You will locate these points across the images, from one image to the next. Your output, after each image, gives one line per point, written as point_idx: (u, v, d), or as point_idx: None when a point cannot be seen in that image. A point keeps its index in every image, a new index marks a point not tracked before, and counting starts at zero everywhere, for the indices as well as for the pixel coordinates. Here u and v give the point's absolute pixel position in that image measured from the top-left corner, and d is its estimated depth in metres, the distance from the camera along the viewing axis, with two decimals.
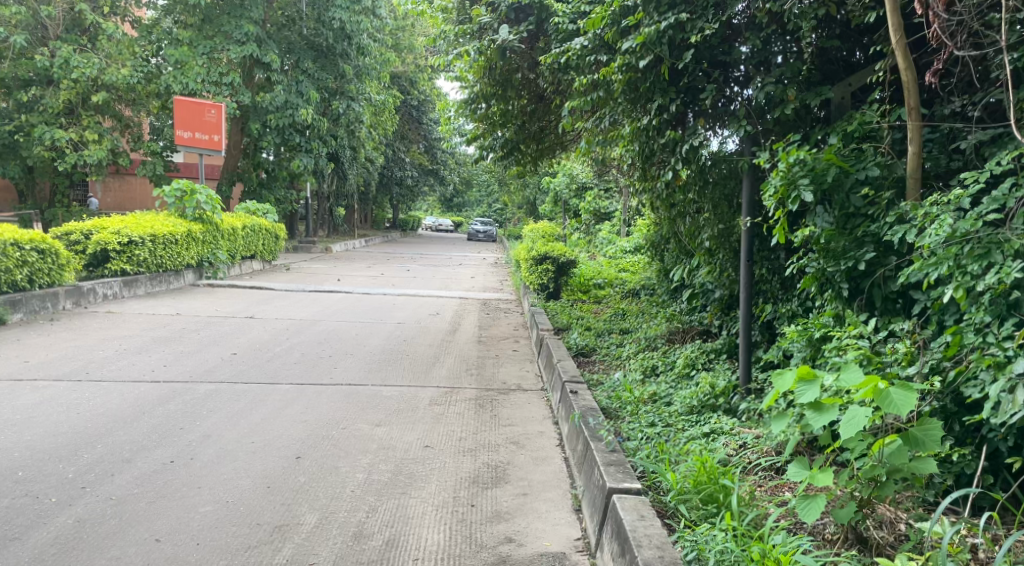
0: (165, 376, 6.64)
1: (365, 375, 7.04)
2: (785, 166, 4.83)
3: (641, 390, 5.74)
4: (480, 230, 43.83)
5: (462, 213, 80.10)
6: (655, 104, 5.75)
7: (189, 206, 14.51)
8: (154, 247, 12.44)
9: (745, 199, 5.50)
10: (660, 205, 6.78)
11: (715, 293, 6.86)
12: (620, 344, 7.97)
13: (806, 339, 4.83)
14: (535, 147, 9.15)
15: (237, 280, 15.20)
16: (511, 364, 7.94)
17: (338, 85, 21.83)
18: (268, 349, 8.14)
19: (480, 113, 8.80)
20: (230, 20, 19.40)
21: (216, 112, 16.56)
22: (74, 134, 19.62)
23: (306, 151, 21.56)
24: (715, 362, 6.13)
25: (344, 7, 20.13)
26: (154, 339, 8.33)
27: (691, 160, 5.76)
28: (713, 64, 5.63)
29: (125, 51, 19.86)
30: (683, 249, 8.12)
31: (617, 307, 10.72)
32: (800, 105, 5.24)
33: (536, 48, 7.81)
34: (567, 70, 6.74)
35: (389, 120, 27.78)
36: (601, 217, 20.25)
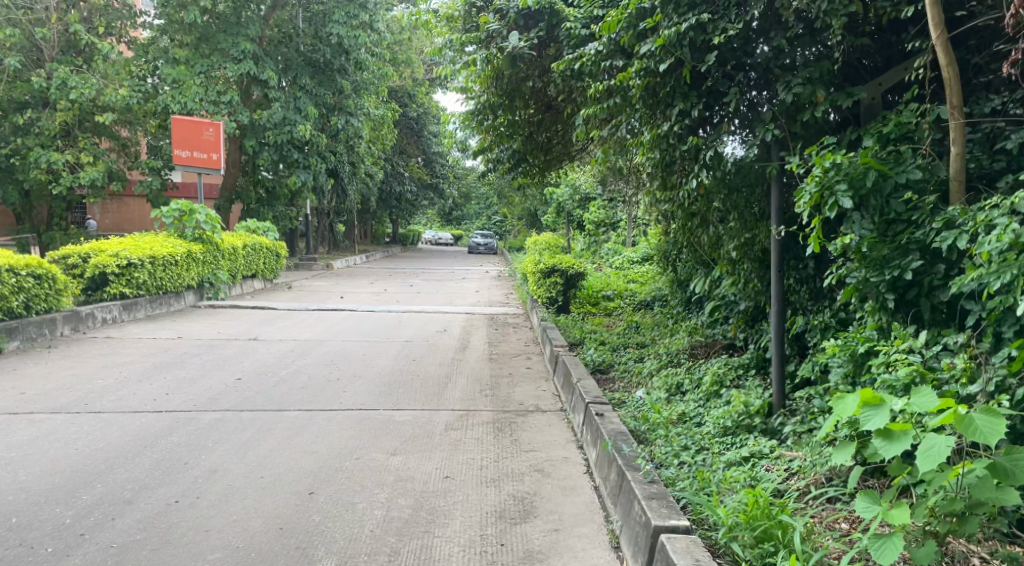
0: (167, 405, 6.35)
1: (377, 398, 6.74)
2: (821, 171, 4.55)
3: (668, 410, 5.46)
4: (480, 243, 43.60)
5: (461, 226, 79.85)
6: (675, 110, 5.49)
7: (188, 226, 14.24)
8: (153, 269, 12.16)
9: (774, 207, 5.24)
10: (679, 214, 6.51)
11: (739, 305, 6.59)
12: (638, 360, 7.67)
13: (848, 354, 4.56)
14: (543, 157, 8.89)
15: (239, 299, 14.92)
16: (526, 383, 7.65)
17: (337, 101, 21.67)
18: (273, 372, 7.85)
19: (486, 124, 8.53)
20: (227, 38, 19.23)
21: (214, 130, 16.34)
22: (70, 156, 19.39)
23: (304, 167, 21.26)
24: (745, 379, 5.85)
25: (342, 22, 19.94)
26: (155, 366, 8.04)
27: (716, 166, 5.48)
28: (737, 65, 5.38)
29: (122, 71, 19.67)
30: (702, 260, 7.84)
31: (629, 320, 10.43)
32: (830, 106, 4.99)
33: (546, 55, 7.58)
34: (581, 77, 6.49)
35: (389, 135, 27.60)
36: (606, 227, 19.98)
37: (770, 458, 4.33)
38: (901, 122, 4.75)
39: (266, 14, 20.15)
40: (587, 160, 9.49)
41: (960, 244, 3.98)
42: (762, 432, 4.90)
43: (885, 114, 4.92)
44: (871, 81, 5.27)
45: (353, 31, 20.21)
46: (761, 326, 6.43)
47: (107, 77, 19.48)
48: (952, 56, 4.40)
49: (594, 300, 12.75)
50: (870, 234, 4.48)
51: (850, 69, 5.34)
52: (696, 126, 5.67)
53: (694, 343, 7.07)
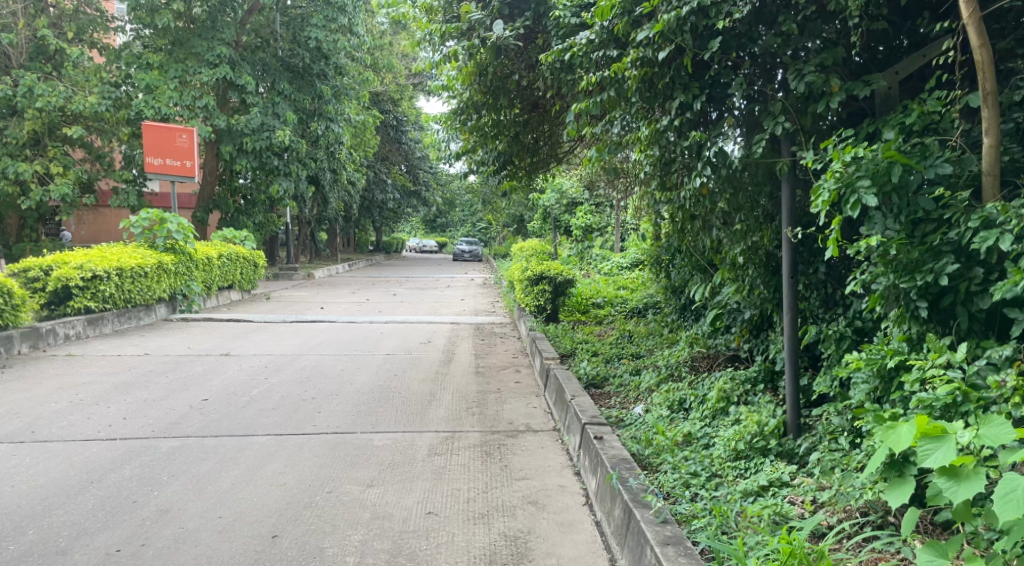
0: (123, 431, 5.81)
1: (354, 420, 6.21)
2: (840, 166, 4.09)
3: (673, 431, 4.99)
4: (464, 250, 43.06)
5: (446, 233, 79.42)
6: (676, 102, 5.03)
7: (159, 236, 13.62)
8: (120, 281, 11.60)
9: (784, 207, 4.78)
10: (678, 217, 6.05)
11: (743, 314, 6.15)
12: (635, 372, 7.22)
13: (874, 369, 4.10)
14: (530, 159, 8.41)
15: (214, 312, 14.35)
16: (515, 398, 7.17)
17: (316, 106, 21.12)
18: (243, 392, 7.30)
19: (470, 125, 8.02)
20: (202, 42, 18.71)
21: (187, 136, 15.73)
22: (38, 167, 18.72)
23: (285, 175, 20.64)
24: (753, 394, 5.39)
25: (320, 25, 19.38)
26: (116, 387, 7.47)
27: (720, 164, 4.99)
28: (742, 53, 4.94)
29: (92, 77, 18.99)
30: (703, 265, 7.34)
31: (622, 329, 9.99)
32: (846, 96, 4.54)
33: (533, 46, 7.11)
34: (571, 68, 6.03)
35: (371, 141, 27.05)
36: (592, 233, 19.57)
37: (792, 487, 3.88)
38: (924, 112, 4.30)
39: (242, 18, 19.64)
40: (576, 161, 9.03)
41: (1004, 245, 3.54)
42: (778, 456, 4.45)
43: (907, 104, 4.47)
44: (887, 69, 4.84)
45: (332, 35, 19.66)
46: (768, 335, 5.99)
47: (78, 84, 18.82)
48: (984, 38, 3.94)
49: (584, 308, 12.23)
50: (898, 236, 4.03)
51: (864, 57, 4.91)
52: (697, 120, 5.21)
53: (693, 356, 6.61)
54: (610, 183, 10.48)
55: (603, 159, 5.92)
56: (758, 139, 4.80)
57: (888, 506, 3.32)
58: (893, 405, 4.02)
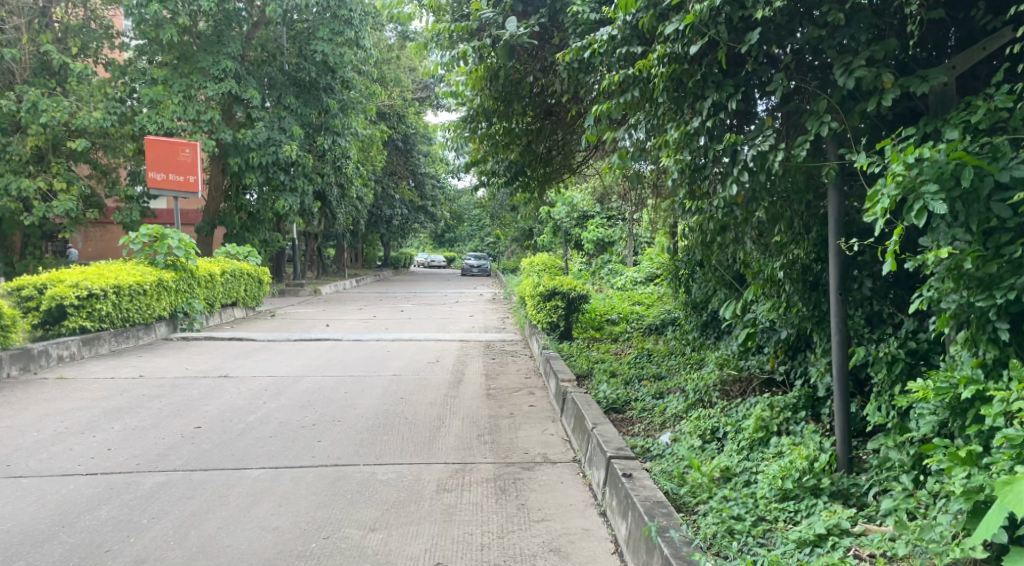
0: (105, 464, 5.35)
1: (356, 451, 5.73)
2: (902, 169, 3.60)
3: (709, 465, 4.49)
4: (473, 265, 42.78)
5: (453, 248, 79.21)
6: (707, 102, 4.57)
7: (160, 253, 13.18)
8: (117, 299, 11.19)
9: (833, 216, 4.30)
10: (706, 229, 5.57)
11: (779, 333, 5.66)
12: (658, 396, 6.72)
13: (944, 400, 3.62)
14: (542, 170, 7.96)
15: (217, 330, 13.93)
16: (530, 425, 6.67)
17: (322, 121, 20.79)
18: (239, 418, 6.82)
19: (480, 133, 7.58)
20: (207, 56, 18.40)
21: (190, 151, 15.37)
22: (42, 184, 18.43)
23: (290, 190, 20.27)
24: (795, 422, 4.90)
25: (327, 39, 18.98)
26: (103, 413, 7.00)
27: (757, 170, 4.50)
28: (781, 47, 4.48)
29: (96, 92, 18.65)
30: (730, 280, 7.00)
31: (640, 347, 9.48)
32: (899, 93, 4.07)
33: (547, 47, 6.69)
34: (589, 68, 5.60)
35: (378, 156, 26.71)
36: (603, 246, 19.12)
37: (855, 537, 3.39)
38: (993, 108, 3.80)
39: (248, 32, 19.45)
40: (591, 171, 8.58)
41: None
42: (832, 497, 3.94)
43: (970, 100, 3.97)
44: (942, 63, 4.35)
45: (338, 49, 19.22)
46: (806, 356, 5.52)
47: (82, 99, 18.48)
48: None
49: (598, 325, 11.85)
50: (969, 247, 3.55)
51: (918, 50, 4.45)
52: (730, 122, 4.74)
53: (723, 379, 5.99)
54: (627, 196, 10.00)
55: (622, 171, 5.41)
56: (800, 141, 4.32)
57: (974, 564, 2.91)
58: (967, 441, 3.54)
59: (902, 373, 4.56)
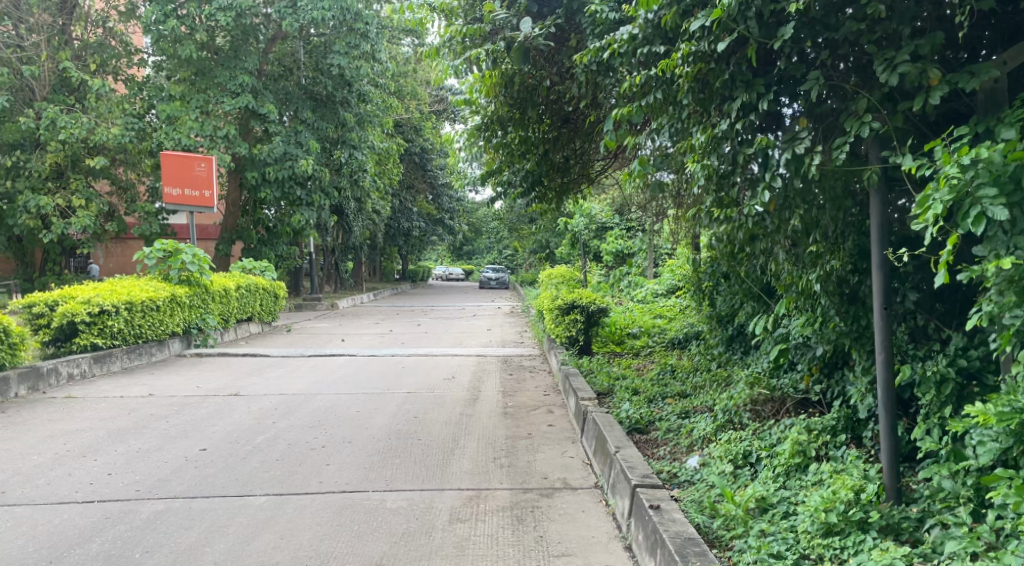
0: (104, 491, 5.11)
1: (366, 475, 5.45)
2: (957, 172, 3.27)
3: (743, 493, 4.17)
4: (491, 277, 42.58)
5: (472, 259, 79.13)
6: (736, 103, 4.27)
7: (174, 268, 12.99)
8: (129, 315, 11.01)
9: (874, 225, 4.00)
10: (734, 239, 5.25)
11: (813, 350, 5.33)
12: (684, 416, 6.38)
13: (1008, 426, 3.31)
14: (560, 180, 7.67)
15: (232, 346, 13.73)
16: (549, 446, 6.36)
17: (339, 134, 20.65)
18: (246, 439, 6.57)
19: (494, 142, 7.33)
20: (224, 71, 18.34)
21: (206, 165, 15.23)
22: (61, 200, 18.40)
23: (307, 205, 20.10)
24: (835, 447, 4.59)
25: (343, 52, 18.79)
26: (108, 434, 6.77)
27: (792, 174, 4.19)
28: (816, 43, 4.17)
29: (115, 109, 18.57)
30: (758, 292, 6.67)
31: (663, 363, 9.13)
32: (947, 91, 3.75)
33: (565, 49, 6.41)
34: (609, 70, 5.32)
35: (396, 169, 26.54)
36: (623, 258, 18.76)
37: None
38: None
39: (265, 46, 19.41)
40: (610, 179, 8.27)
41: None
42: (882, 532, 3.59)
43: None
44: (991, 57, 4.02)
45: (354, 62, 19.05)
46: (844, 374, 5.19)
47: (100, 115, 18.44)
48: None
49: (618, 339, 11.51)
50: None
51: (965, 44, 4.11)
52: (761, 124, 4.43)
53: (753, 398, 5.64)
54: (647, 207, 9.68)
55: (641, 180, 5.10)
56: (839, 143, 4.00)
57: None
58: None
59: (953, 394, 4.25)
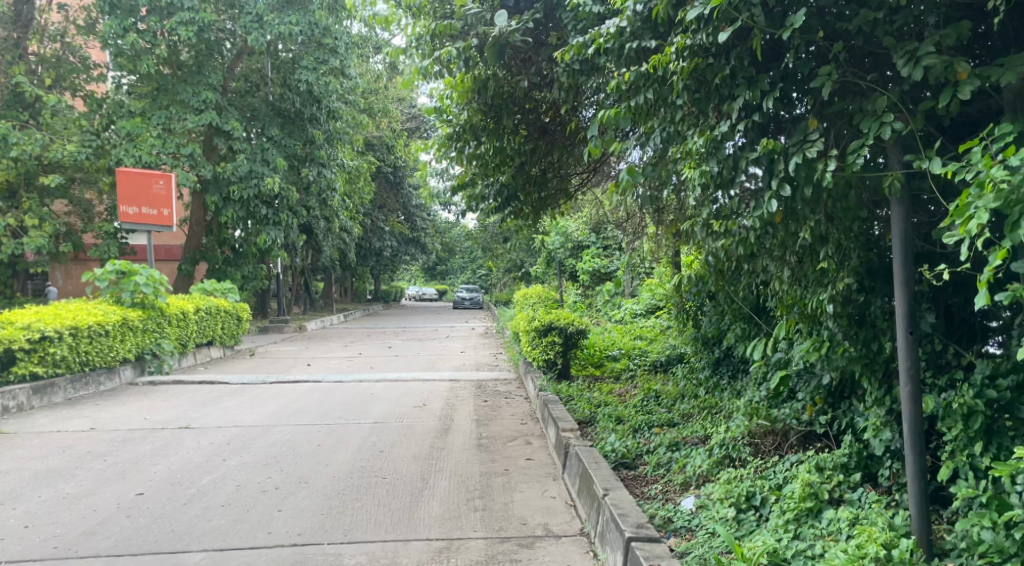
0: (16, 550, 4.45)
1: (322, 524, 4.85)
2: (1006, 176, 2.79)
3: (751, 546, 3.66)
4: (465, 297, 41.96)
5: (446, 280, 78.24)
6: (738, 102, 3.79)
7: (126, 290, 12.22)
8: (74, 342, 10.24)
9: (895, 239, 3.51)
10: (730, 256, 4.77)
11: (818, 378, 4.84)
12: (673, 448, 5.88)
13: None
14: (537, 194, 7.16)
15: (189, 372, 12.98)
16: (527, 485, 5.80)
17: (307, 152, 19.80)
18: (190, 482, 5.92)
19: (467, 153, 6.84)
20: (187, 87, 17.66)
21: (164, 182, 14.48)
22: (11, 220, 17.47)
23: (273, 224, 19.30)
24: (850, 488, 4.11)
25: (310, 68, 18.02)
26: (35, 478, 6.07)
27: (802, 182, 3.70)
28: (825, 35, 3.71)
29: (71, 126, 17.78)
30: (750, 312, 6.22)
31: (646, 388, 8.61)
32: (978, 85, 3.28)
33: (544, 46, 5.90)
34: (593, 69, 4.84)
35: (367, 188, 25.58)
36: (601, 278, 18.29)
37: None
38: None
39: (231, 63, 18.86)
40: (590, 193, 7.76)
41: None
42: None
43: None
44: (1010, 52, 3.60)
45: (323, 78, 18.33)
46: (852, 405, 4.72)
47: (55, 132, 17.67)
48: None
49: (598, 361, 11.01)
50: None
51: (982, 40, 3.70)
52: (764, 128, 3.96)
53: (751, 430, 5.17)
54: (625, 223, 9.16)
55: (629, 192, 4.60)
56: (856, 148, 3.53)
57: None
58: None
59: (982, 429, 3.77)
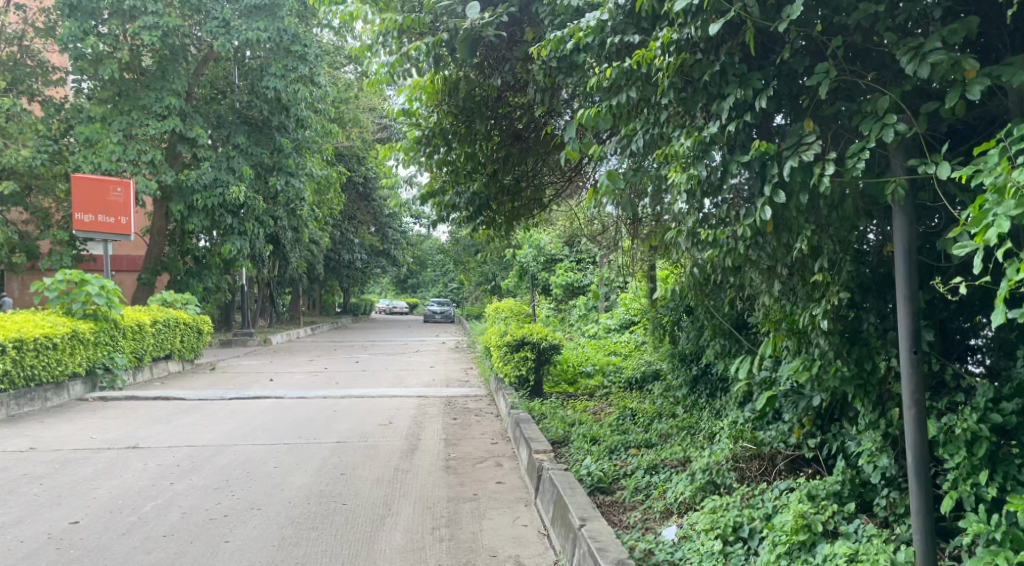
0: None
1: (273, 556, 4.46)
2: None
3: None
4: (436, 311, 41.48)
5: (416, 292, 77.67)
6: (728, 101, 3.50)
7: (77, 301, 11.63)
8: (18, 355, 9.65)
9: (898, 249, 3.23)
10: (716, 268, 4.48)
11: (807, 399, 4.57)
12: (651, 472, 5.57)
13: None
14: (510, 203, 6.88)
15: (145, 388, 12.40)
16: (498, 511, 5.43)
17: (275, 160, 19.23)
18: (131, 508, 5.46)
19: (437, 159, 6.54)
20: (150, 93, 17.05)
21: (123, 190, 13.86)
22: None
23: (239, 233, 18.72)
24: (846, 519, 3.80)
25: (279, 75, 17.40)
26: None
27: (797, 187, 3.41)
28: (822, 30, 3.43)
29: (27, 130, 17.01)
30: (730, 328, 5.96)
31: (622, 406, 8.29)
32: (987, 85, 3.01)
33: (520, 45, 5.59)
34: (572, 68, 4.55)
35: (336, 199, 25.04)
36: (574, 292, 17.98)
37: None
38: None
39: (197, 69, 18.33)
40: (564, 204, 7.47)
41: None
42: None
43: None
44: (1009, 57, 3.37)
45: (292, 86, 17.80)
46: (842, 427, 4.45)
47: (9, 137, 16.83)
48: None
49: (571, 378, 10.67)
50: None
51: (975, 47, 3.47)
52: (757, 129, 3.67)
53: (736, 455, 4.88)
54: (597, 237, 8.84)
55: (609, 200, 4.31)
56: (856, 151, 3.24)
57: None
58: None
59: (987, 456, 3.51)
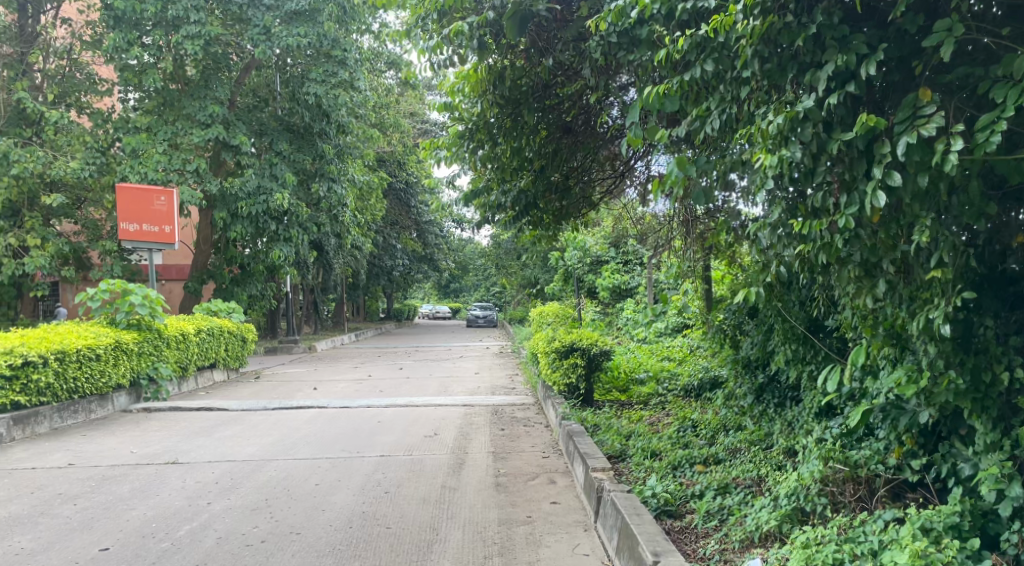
0: None
1: None
2: None
3: None
4: (479, 315, 41.04)
5: (458, 298, 77.45)
6: (826, 70, 3.01)
7: (120, 311, 11.48)
8: (60, 367, 9.46)
9: None
10: (798, 268, 3.96)
11: (908, 415, 4.00)
12: (723, 495, 5.02)
13: None
14: (559, 202, 6.41)
15: (188, 398, 12.21)
16: (556, 538, 4.95)
17: (317, 166, 19.02)
18: (163, 532, 5.13)
19: (481, 156, 6.07)
20: (193, 102, 16.99)
21: (167, 199, 13.68)
22: (12, 240, 16.45)
23: (284, 240, 18.50)
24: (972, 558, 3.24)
25: (320, 80, 17.14)
26: None
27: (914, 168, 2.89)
28: None
29: (76, 142, 16.86)
30: (804, 332, 5.38)
31: (680, 416, 7.74)
32: None
33: (572, 24, 5.16)
34: (635, 45, 4.11)
35: (379, 205, 24.76)
36: (621, 294, 17.39)
37: None
38: None
39: (239, 77, 18.24)
40: (615, 201, 6.96)
41: None
42: None
43: None
44: None
45: (333, 91, 17.33)
46: (953, 447, 3.87)
47: (58, 149, 16.76)
48: None
49: (623, 385, 10.16)
50: None
51: None
52: (856, 103, 3.17)
53: (827, 477, 4.23)
54: (649, 236, 8.28)
55: (679, 195, 3.82)
56: (987, 123, 2.69)
57: None
58: None
59: None
